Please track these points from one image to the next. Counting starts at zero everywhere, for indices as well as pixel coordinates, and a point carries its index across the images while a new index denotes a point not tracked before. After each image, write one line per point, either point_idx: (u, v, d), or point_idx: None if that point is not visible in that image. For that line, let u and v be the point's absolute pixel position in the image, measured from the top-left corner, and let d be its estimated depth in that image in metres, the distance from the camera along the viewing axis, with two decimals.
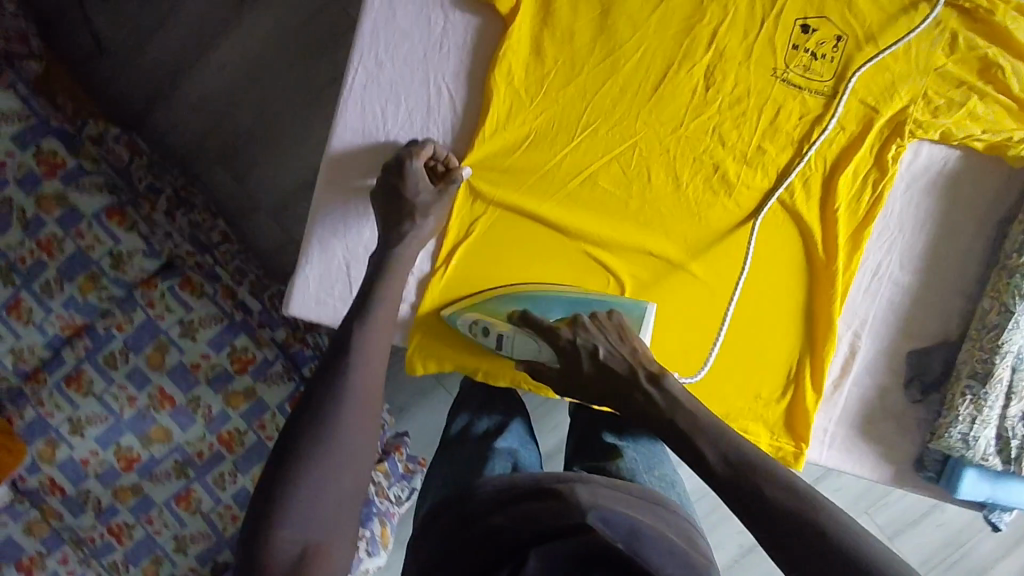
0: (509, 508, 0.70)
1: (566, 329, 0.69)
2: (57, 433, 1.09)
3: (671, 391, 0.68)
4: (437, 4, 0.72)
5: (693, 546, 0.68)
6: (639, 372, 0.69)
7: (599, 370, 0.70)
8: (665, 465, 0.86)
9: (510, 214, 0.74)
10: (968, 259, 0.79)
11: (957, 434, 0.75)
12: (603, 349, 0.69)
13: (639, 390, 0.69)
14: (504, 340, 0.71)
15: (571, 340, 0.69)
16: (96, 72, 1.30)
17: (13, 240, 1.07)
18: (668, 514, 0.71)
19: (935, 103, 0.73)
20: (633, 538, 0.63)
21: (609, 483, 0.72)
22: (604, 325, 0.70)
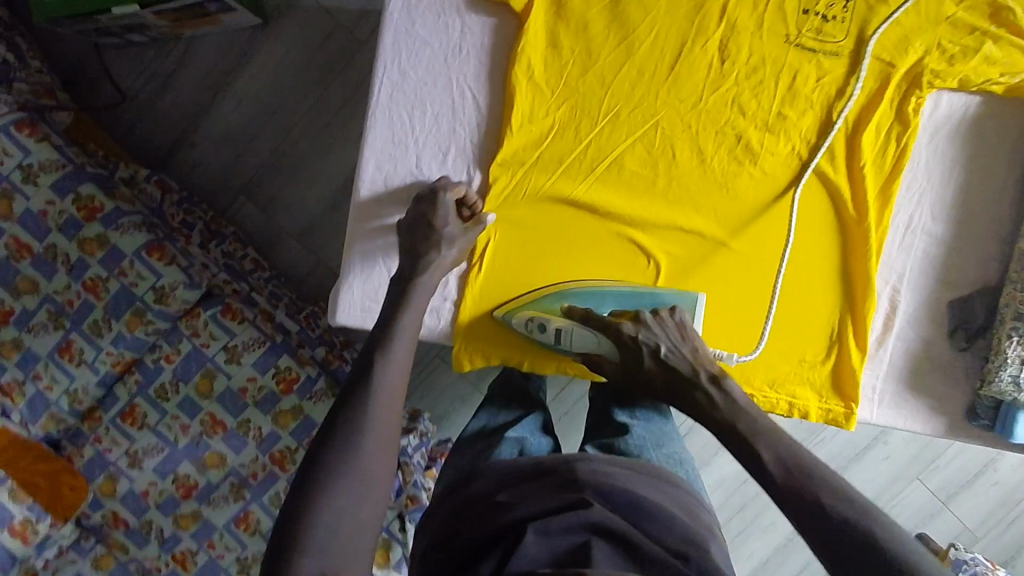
0: (514, 487, 0.77)
1: (630, 325, 0.73)
2: (116, 467, 1.13)
3: (733, 395, 0.72)
4: (452, 10, 0.74)
5: (692, 515, 0.74)
6: (700, 374, 0.73)
7: (666, 376, 0.75)
8: (674, 444, 0.89)
9: (542, 206, 0.75)
10: (998, 202, 0.79)
11: (1008, 377, 0.75)
12: (664, 348, 0.73)
13: (698, 390, 0.73)
14: (563, 334, 0.73)
15: (634, 336, 0.73)
16: (120, 119, 1.34)
17: (60, 285, 1.12)
18: (668, 487, 0.77)
19: (949, 52, 0.74)
20: (632, 511, 0.72)
21: (617, 460, 0.79)
22: (664, 324, 0.73)
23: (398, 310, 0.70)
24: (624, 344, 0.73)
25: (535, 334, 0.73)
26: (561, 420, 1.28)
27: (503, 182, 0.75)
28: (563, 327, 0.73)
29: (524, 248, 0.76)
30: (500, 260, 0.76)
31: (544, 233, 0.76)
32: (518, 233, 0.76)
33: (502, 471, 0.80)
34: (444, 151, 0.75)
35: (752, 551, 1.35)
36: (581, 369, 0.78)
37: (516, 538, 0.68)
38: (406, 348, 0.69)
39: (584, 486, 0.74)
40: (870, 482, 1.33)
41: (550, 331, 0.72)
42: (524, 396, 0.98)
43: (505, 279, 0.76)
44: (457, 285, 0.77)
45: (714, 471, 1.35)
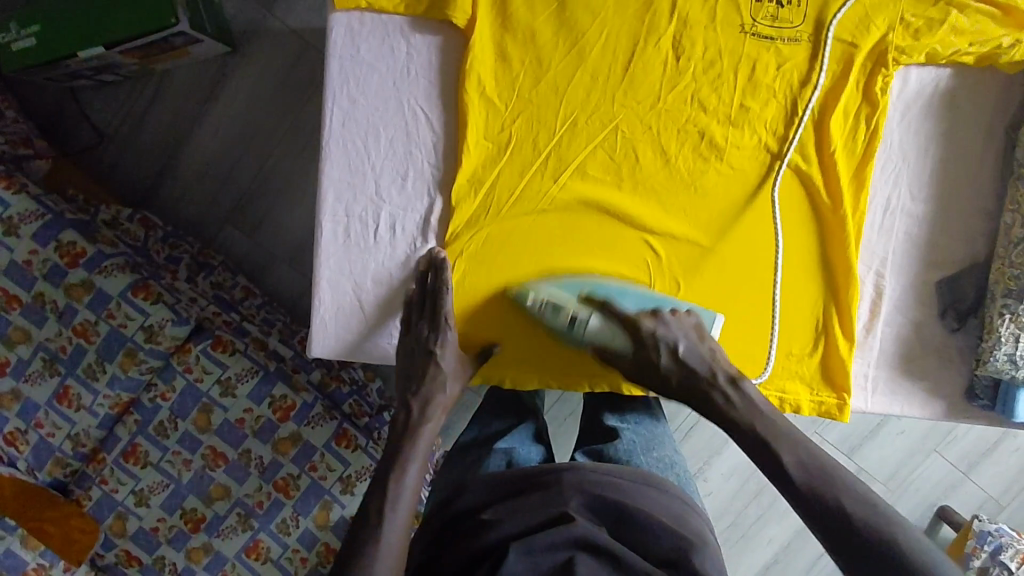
0: (498, 505, 0.76)
1: (649, 321, 0.71)
2: (125, 506, 1.14)
3: (751, 395, 0.71)
4: (397, 31, 0.72)
5: (681, 523, 0.73)
6: (718, 377, 0.72)
7: (682, 385, 0.73)
8: (665, 447, 0.91)
9: (507, 223, 0.74)
10: (980, 175, 0.76)
11: (1003, 356, 0.73)
12: (682, 345, 0.71)
13: (717, 390, 0.72)
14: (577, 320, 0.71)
15: (653, 332, 0.71)
16: (101, 159, 1.34)
17: (51, 332, 1.13)
18: (659, 494, 0.76)
19: (914, 26, 0.71)
20: (618, 523, 0.73)
21: (604, 467, 0.78)
22: (683, 324, 0.72)
23: None
24: (644, 344, 0.71)
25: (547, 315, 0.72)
26: (565, 422, 1.26)
27: (466, 200, 0.74)
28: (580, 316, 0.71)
29: (504, 255, 0.74)
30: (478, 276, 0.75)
31: (514, 249, 0.74)
32: (486, 250, 0.74)
33: (489, 483, 0.80)
34: (403, 175, 0.74)
35: (770, 537, 1.34)
36: (563, 382, 0.77)
37: (501, 556, 0.69)
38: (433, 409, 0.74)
39: (568, 498, 0.74)
40: (887, 458, 1.29)
41: (565, 315, 0.71)
42: (514, 406, 0.97)
43: (486, 292, 0.75)
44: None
45: (728, 460, 1.33)
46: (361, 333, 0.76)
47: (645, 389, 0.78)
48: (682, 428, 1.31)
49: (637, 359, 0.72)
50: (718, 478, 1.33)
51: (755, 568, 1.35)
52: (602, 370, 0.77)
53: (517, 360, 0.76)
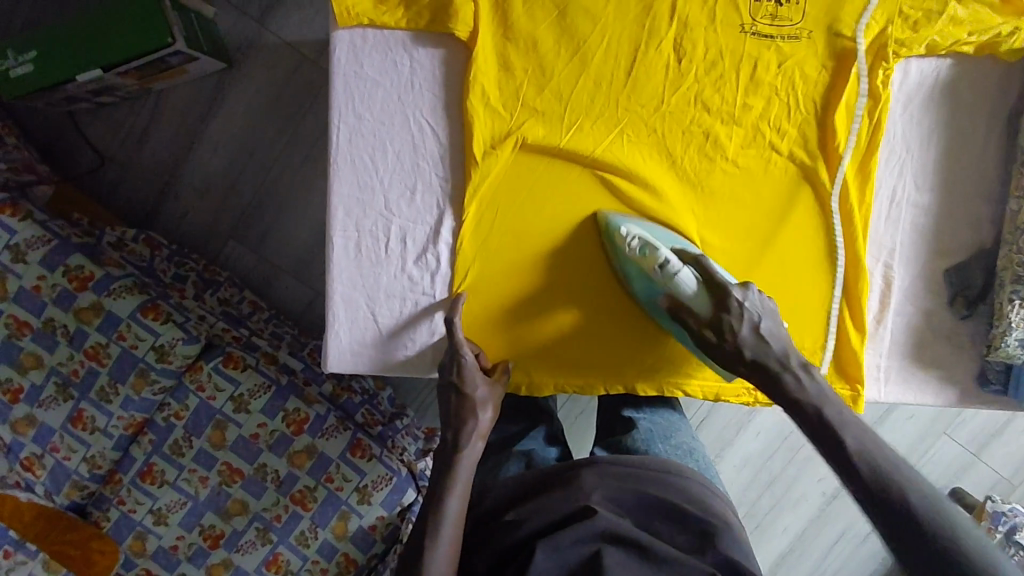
0: (519, 505, 0.77)
1: (739, 290, 0.67)
2: (143, 526, 1.15)
3: (821, 381, 0.66)
4: (399, 45, 0.72)
5: (703, 508, 0.74)
6: (792, 361, 0.67)
7: (755, 364, 0.67)
8: (682, 434, 0.91)
9: (513, 216, 0.75)
10: (984, 162, 0.77)
11: (1015, 341, 0.74)
12: (767, 324, 0.67)
13: (789, 373, 0.66)
14: (662, 269, 0.70)
15: (742, 301, 0.67)
16: (103, 181, 1.34)
17: (63, 356, 1.13)
18: (678, 480, 0.77)
19: (913, 18, 0.71)
20: (639, 510, 0.74)
21: (623, 460, 0.79)
22: (763, 303, 0.68)
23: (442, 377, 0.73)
24: (726, 310, 0.67)
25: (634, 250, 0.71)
26: (577, 421, 1.27)
27: (481, 208, 0.74)
28: (670, 263, 0.70)
29: (492, 234, 0.75)
30: (490, 272, 0.75)
31: (519, 233, 0.75)
32: (491, 236, 0.75)
33: (507, 487, 0.81)
34: (411, 189, 0.74)
35: (785, 526, 1.35)
36: (579, 385, 0.78)
37: (527, 556, 0.69)
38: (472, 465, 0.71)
39: (591, 492, 0.74)
40: (899, 442, 1.30)
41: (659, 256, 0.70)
42: (527, 407, 0.97)
43: (495, 273, 0.75)
44: (444, 318, 0.76)
45: (739, 452, 1.33)
46: (378, 347, 0.76)
47: (661, 390, 0.78)
48: (693, 422, 1.31)
49: (713, 324, 0.68)
50: (731, 469, 1.33)
51: (771, 557, 1.37)
52: (616, 370, 0.78)
53: (536, 360, 0.77)
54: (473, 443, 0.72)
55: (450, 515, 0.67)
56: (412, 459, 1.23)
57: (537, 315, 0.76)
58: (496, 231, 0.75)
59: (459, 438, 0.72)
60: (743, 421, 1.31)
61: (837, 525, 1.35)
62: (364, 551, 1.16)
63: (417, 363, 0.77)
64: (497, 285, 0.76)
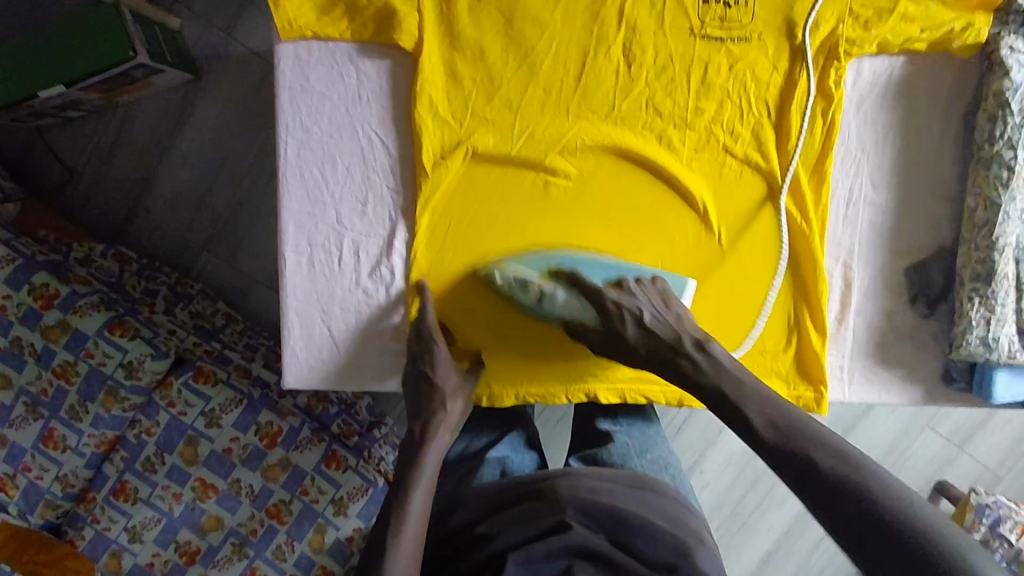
0: (492, 516, 0.76)
1: (614, 291, 0.70)
2: (119, 543, 1.13)
3: (719, 358, 0.67)
4: (345, 57, 0.72)
5: (677, 525, 0.74)
6: (684, 342, 0.68)
7: (649, 355, 0.70)
8: (659, 447, 0.91)
9: (469, 219, 0.74)
10: (940, 160, 0.76)
11: (976, 340, 0.73)
12: (648, 315, 0.69)
13: (683, 356, 0.68)
14: (545, 296, 0.71)
15: (617, 301, 0.69)
16: (73, 197, 1.33)
17: (31, 375, 1.12)
18: (656, 497, 0.77)
19: (864, 16, 0.71)
20: (614, 526, 0.72)
21: (599, 473, 0.78)
22: (646, 291, 0.70)
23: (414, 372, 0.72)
24: (608, 314, 0.69)
25: (515, 293, 0.71)
26: (557, 426, 1.26)
27: (436, 216, 0.73)
28: (546, 291, 0.70)
29: (448, 235, 0.74)
30: (450, 277, 0.75)
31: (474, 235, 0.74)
32: (447, 238, 0.74)
33: (474, 499, 0.80)
34: (362, 202, 0.74)
35: (770, 524, 1.35)
36: (541, 395, 0.77)
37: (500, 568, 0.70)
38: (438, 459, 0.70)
39: (565, 505, 0.73)
40: (881, 438, 1.29)
41: (532, 290, 0.70)
42: (499, 416, 0.96)
43: (453, 274, 0.75)
44: (401, 328, 0.75)
45: (722, 453, 1.32)
46: (335, 361, 0.76)
47: (623, 397, 0.78)
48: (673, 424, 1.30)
49: (605, 334, 0.70)
50: (714, 470, 1.33)
51: (758, 555, 1.36)
52: (577, 377, 0.77)
53: (504, 367, 0.76)
54: (441, 436, 0.71)
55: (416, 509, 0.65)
56: (389, 469, 1.22)
57: (501, 318, 0.75)
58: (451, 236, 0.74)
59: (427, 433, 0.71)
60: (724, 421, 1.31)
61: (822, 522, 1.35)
62: (342, 564, 1.15)
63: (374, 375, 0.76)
64: (455, 286, 0.75)
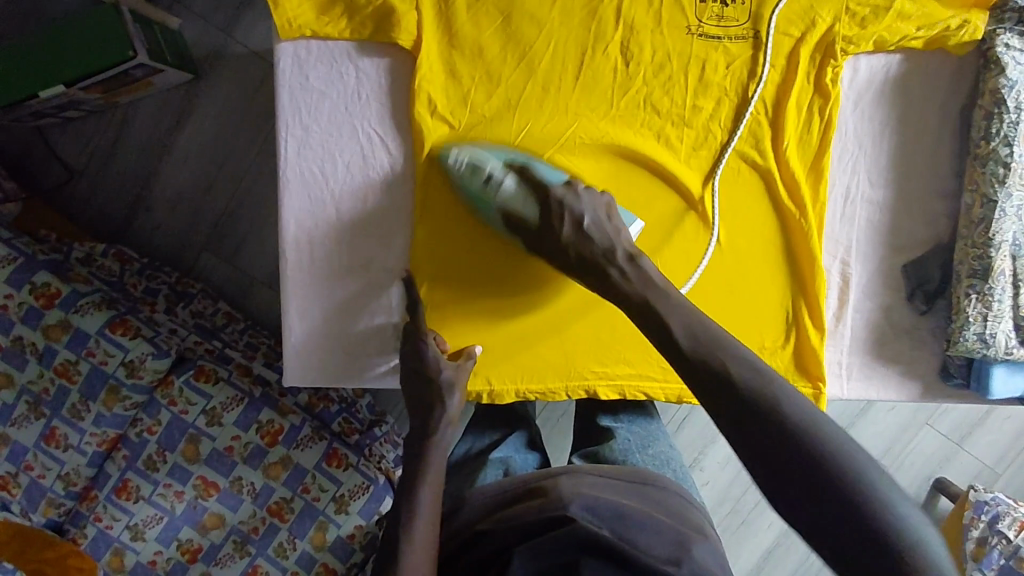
0: (494, 515, 0.77)
1: (562, 187, 0.69)
2: (120, 542, 1.13)
3: (648, 272, 0.67)
4: (345, 56, 0.72)
5: (678, 519, 0.74)
6: (617, 253, 0.68)
7: (581, 260, 0.69)
8: (661, 443, 0.92)
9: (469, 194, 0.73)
10: (937, 156, 0.77)
11: (973, 336, 0.74)
12: (588, 217, 0.68)
13: (613, 265, 0.67)
14: (495, 176, 0.69)
15: (562, 198, 0.69)
16: (74, 197, 1.34)
17: (33, 373, 1.12)
18: (657, 492, 0.77)
19: (860, 15, 0.72)
20: (618, 521, 0.71)
21: (602, 471, 0.79)
22: (592, 199, 0.70)
23: (412, 375, 0.72)
24: (550, 211, 0.69)
25: (464, 175, 0.70)
26: (557, 424, 1.27)
27: (433, 185, 0.73)
28: (497, 174, 0.70)
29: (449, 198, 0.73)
30: (445, 249, 0.74)
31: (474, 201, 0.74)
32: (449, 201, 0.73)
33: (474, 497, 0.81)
34: (363, 200, 0.74)
35: (770, 521, 1.35)
36: (541, 392, 0.77)
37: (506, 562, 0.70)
38: (441, 457, 0.71)
39: (569, 501, 0.72)
40: (880, 435, 1.30)
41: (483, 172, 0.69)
42: (500, 415, 0.97)
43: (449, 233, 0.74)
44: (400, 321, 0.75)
45: (721, 451, 1.33)
46: (336, 359, 0.76)
47: (622, 394, 0.78)
48: (674, 421, 1.31)
49: (541, 230, 0.70)
50: (714, 468, 1.33)
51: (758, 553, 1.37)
52: (576, 374, 0.77)
53: (500, 359, 0.77)
54: (444, 430, 0.72)
55: (424, 510, 0.66)
56: (391, 467, 1.23)
57: (492, 284, 0.75)
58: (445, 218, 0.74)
59: (428, 426, 0.72)
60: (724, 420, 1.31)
61: None
62: (343, 560, 1.15)
63: (375, 374, 0.76)
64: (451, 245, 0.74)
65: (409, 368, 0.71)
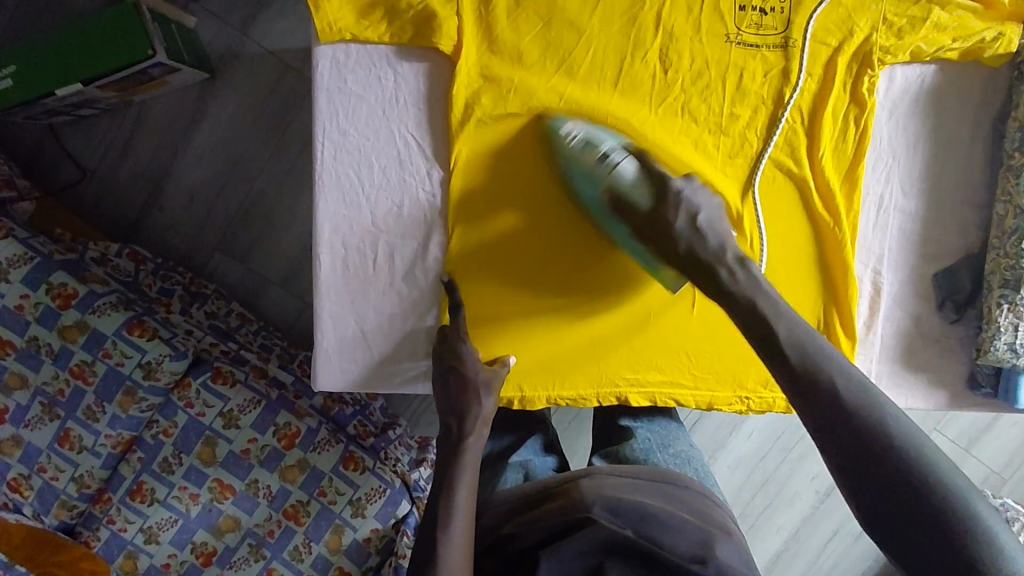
0: (519, 517, 0.76)
1: (681, 181, 0.70)
2: (134, 545, 1.12)
3: (756, 276, 0.67)
4: (383, 60, 0.72)
5: (702, 518, 0.74)
6: (727, 255, 0.68)
7: (688, 256, 0.69)
8: (681, 442, 0.91)
9: (502, 195, 0.74)
10: (969, 166, 0.77)
11: (1004, 345, 0.74)
12: (704, 214, 0.69)
13: (724, 267, 0.67)
14: (608, 165, 0.70)
15: (681, 192, 0.69)
16: (86, 196, 1.32)
17: (48, 375, 1.11)
18: (679, 491, 0.77)
19: (897, 25, 0.72)
20: (641, 522, 0.70)
21: (623, 470, 0.78)
22: (707, 198, 0.71)
23: (447, 383, 0.71)
24: (668, 201, 0.69)
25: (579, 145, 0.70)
26: (570, 428, 1.26)
27: (467, 187, 0.74)
28: (615, 156, 0.70)
29: (483, 200, 0.74)
30: (483, 252, 0.74)
31: (509, 200, 0.74)
32: (482, 207, 0.74)
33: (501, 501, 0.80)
34: (398, 205, 0.74)
35: (779, 525, 1.35)
36: (573, 398, 0.77)
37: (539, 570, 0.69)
38: (475, 456, 0.70)
39: (591, 503, 0.72)
40: None
41: (602, 154, 0.70)
42: (520, 417, 0.96)
43: (488, 238, 0.74)
44: (434, 318, 0.75)
45: (733, 454, 1.33)
46: (367, 363, 0.76)
47: (653, 400, 0.78)
48: (687, 424, 1.31)
49: (649, 216, 0.70)
50: (725, 471, 1.34)
51: (767, 556, 1.37)
52: (609, 381, 0.77)
53: (534, 365, 0.76)
54: (479, 431, 0.71)
55: (462, 518, 0.65)
56: (406, 471, 1.22)
57: (535, 290, 0.75)
58: (477, 222, 0.74)
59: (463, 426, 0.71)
60: (735, 423, 1.31)
61: (835, 522, 1.35)
62: (359, 565, 1.14)
63: (406, 379, 0.76)
64: (488, 252, 0.74)
65: (444, 371, 0.71)
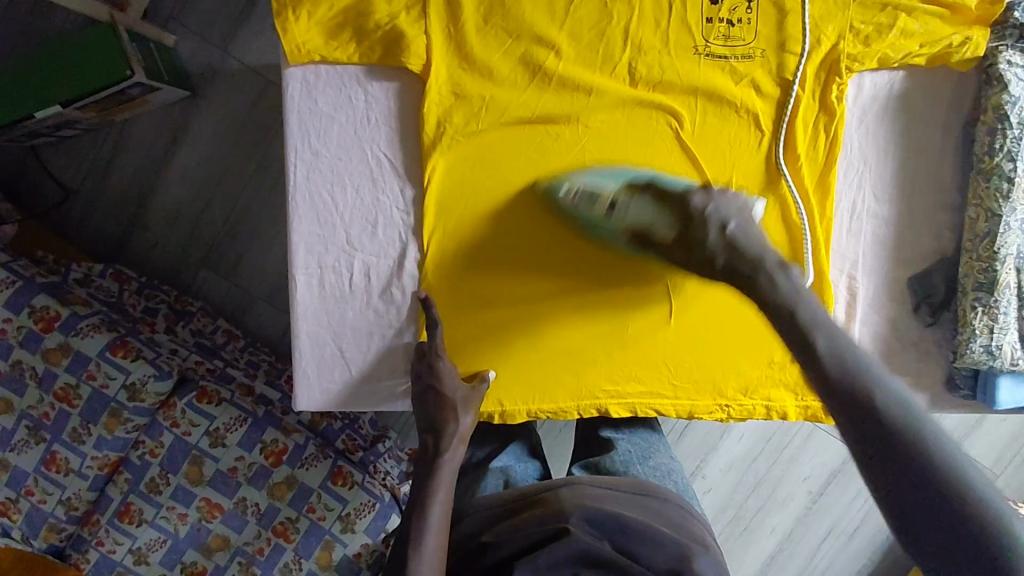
0: (496, 526, 0.76)
1: (699, 194, 0.64)
2: (124, 565, 1.12)
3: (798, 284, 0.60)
4: (353, 80, 0.72)
5: (680, 531, 0.73)
6: (766, 260, 0.61)
7: (727, 270, 0.63)
8: (661, 455, 0.91)
9: (479, 210, 0.74)
10: (941, 170, 0.78)
11: (979, 348, 0.75)
12: (733, 223, 0.63)
13: (763, 273, 0.60)
14: (618, 206, 0.69)
15: (702, 206, 0.63)
16: (69, 217, 1.32)
17: (33, 399, 1.11)
18: (658, 504, 0.76)
19: (863, 32, 0.72)
20: (619, 533, 0.71)
21: (603, 481, 0.77)
22: (728, 201, 0.64)
23: (425, 399, 0.71)
24: (690, 222, 0.64)
25: (581, 206, 0.71)
26: (560, 435, 1.26)
27: (445, 202, 0.74)
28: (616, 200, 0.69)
29: (461, 216, 0.74)
30: (461, 269, 0.74)
31: (486, 215, 0.74)
32: (458, 223, 0.74)
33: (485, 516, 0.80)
34: (372, 223, 0.74)
35: (772, 527, 1.35)
36: (553, 411, 0.77)
37: None
38: (450, 474, 0.70)
39: (569, 514, 0.72)
40: None
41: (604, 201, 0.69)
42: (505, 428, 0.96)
43: (468, 252, 0.74)
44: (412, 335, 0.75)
45: (724, 457, 1.33)
46: (346, 382, 0.76)
47: (633, 411, 0.78)
48: (676, 430, 1.32)
49: (679, 242, 0.65)
50: (716, 475, 1.34)
51: (761, 557, 1.37)
52: (588, 393, 0.77)
53: (512, 379, 0.76)
54: (456, 449, 0.71)
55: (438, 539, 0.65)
56: (396, 484, 1.21)
57: (517, 305, 0.75)
58: (451, 237, 0.74)
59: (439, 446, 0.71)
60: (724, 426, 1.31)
61: (827, 521, 1.35)
62: None
63: (386, 397, 0.76)
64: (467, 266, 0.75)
65: (422, 390, 0.71)
